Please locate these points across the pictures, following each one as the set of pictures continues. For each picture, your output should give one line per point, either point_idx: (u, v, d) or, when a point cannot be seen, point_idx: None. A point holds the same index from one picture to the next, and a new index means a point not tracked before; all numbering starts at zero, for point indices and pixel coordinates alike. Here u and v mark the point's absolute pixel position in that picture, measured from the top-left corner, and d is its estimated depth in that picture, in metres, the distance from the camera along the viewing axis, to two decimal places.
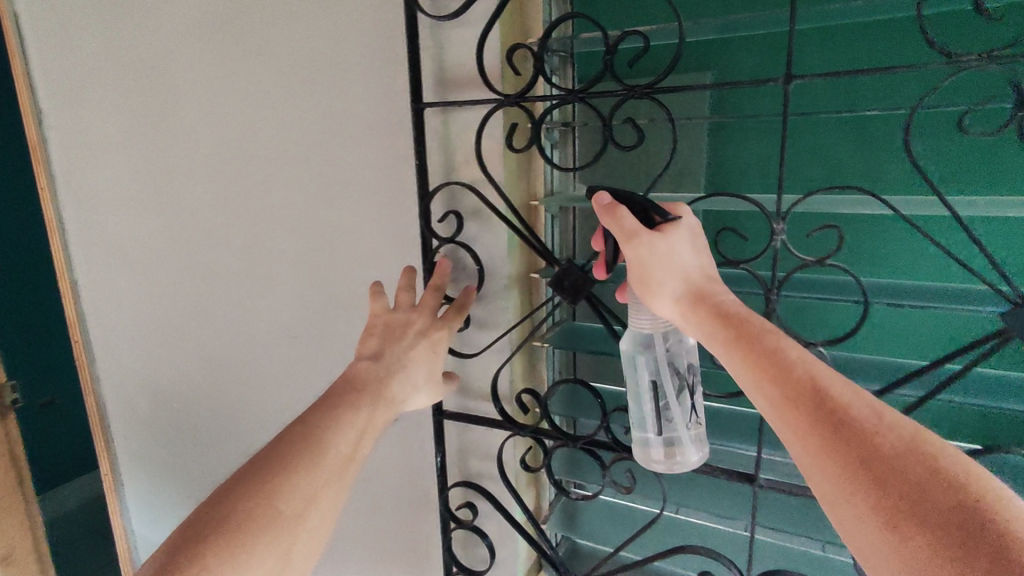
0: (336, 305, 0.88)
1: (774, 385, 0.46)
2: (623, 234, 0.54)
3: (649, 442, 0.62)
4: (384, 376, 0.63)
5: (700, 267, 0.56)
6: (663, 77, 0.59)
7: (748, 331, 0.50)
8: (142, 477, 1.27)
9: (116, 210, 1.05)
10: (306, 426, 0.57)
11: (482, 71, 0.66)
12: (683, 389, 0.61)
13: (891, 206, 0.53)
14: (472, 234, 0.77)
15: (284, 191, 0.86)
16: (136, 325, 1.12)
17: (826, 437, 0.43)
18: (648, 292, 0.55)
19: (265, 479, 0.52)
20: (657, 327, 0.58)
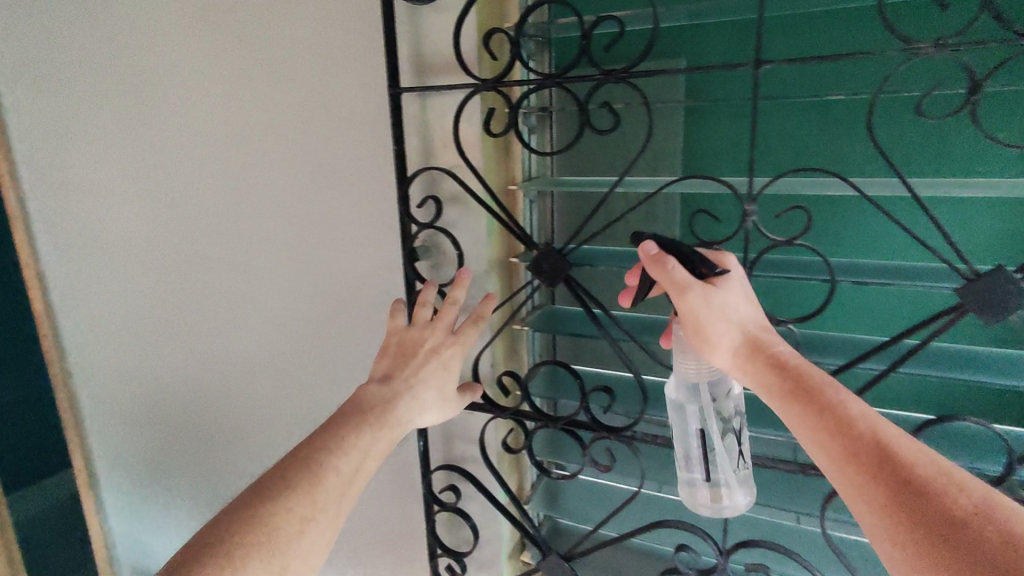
0: (317, 292, 0.89)
1: (836, 438, 0.47)
2: (672, 283, 0.55)
3: (695, 485, 0.62)
4: (394, 396, 0.64)
5: (752, 316, 0.56)
6: (638, 62, 0.59)
7: (807, 384, 0.51)
8: (131, 464, 1.28)
9: (93, 200, 1.04)
10: (307, 451, 0.58)
11: (459, 56, 0.66)
12: (730, 433, 0.61)
13: (857, 187, 0.55)
14: (452, 219, 0.78)
15: (263, 178, 0.86)
16: (119, 314, 1.12)
17: (894, 492, 0.43)
18: (702, 342, 0.55)
19: (261, 504, 0.53)
20: (702, 374, 0.58)
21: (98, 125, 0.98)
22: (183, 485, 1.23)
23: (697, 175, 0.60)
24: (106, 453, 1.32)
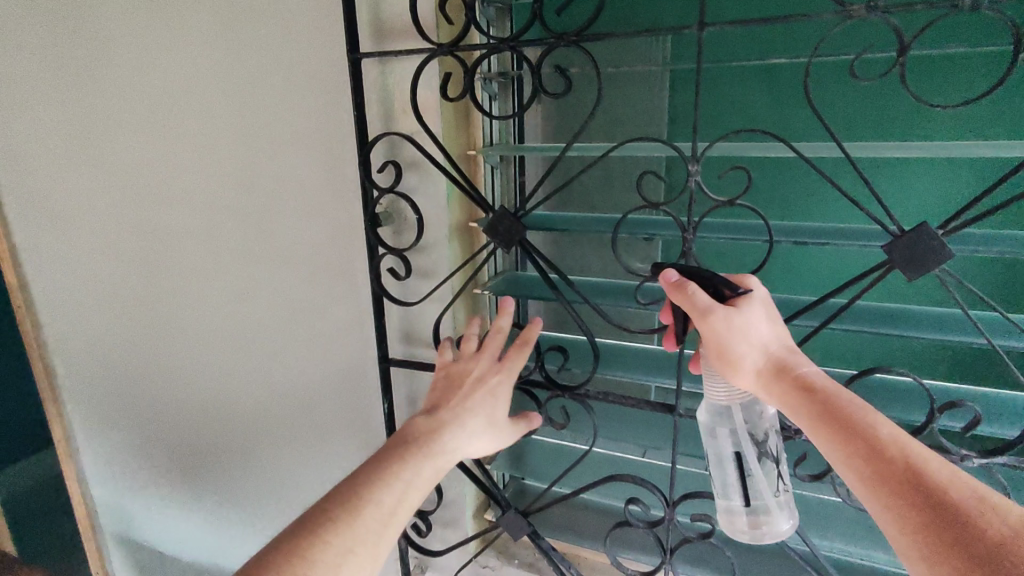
0: (281, 258, 0.90)
1: (867, 462, 0.48)
2: (695, 309, 0.56)
3: (734, 511, 0.62)
4: (439, 425, 0.63)
5: (779, 336, 0.58)
6: (587, 24, 0.60)
7: (834, 407, 0.52)
8: (106, 433, 1.31)
9: (57, 167, 1.04)
10: (349, 483, 0.56)
11: (416, 20, 0.67)
12: (766, 456, 0.61)
13: (795, 148, 0.57)
14: (413, 186, 0.79)
15: (225, 144, 0.87)
16: (89, 282, 1.13)
17: (925, 517, 0.44)
18: (727, 364, 0.57)
19: (303, 536, 0.50)
20: (734, 398, 0.60)
21: (59, 90, 0.97)
22: (157, 453, 1.26)
23: (642, 138, 0.62)
24: (82, 422, 1.33)
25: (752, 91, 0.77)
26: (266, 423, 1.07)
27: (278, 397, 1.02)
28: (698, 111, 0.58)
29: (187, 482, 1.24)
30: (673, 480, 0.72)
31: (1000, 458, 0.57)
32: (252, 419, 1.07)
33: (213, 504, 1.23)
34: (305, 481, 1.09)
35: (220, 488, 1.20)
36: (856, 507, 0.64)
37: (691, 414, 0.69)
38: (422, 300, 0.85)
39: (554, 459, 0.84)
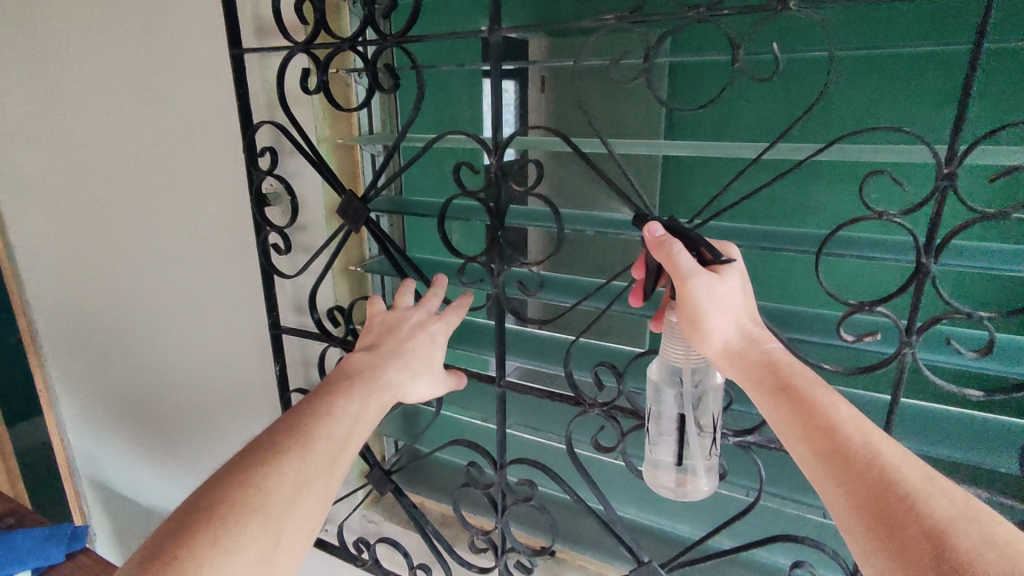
0: (195, 230, 1.01)
1: (823, 437, 0.47)
2: (676, 272, 0.53)
3: (663, 465, 0.63)
4: (379, 363, 0.63)
5: (747, 311, 0.55)
6: (406, 28, 0.65)
7: (796, 383, 0.50)
8: (75, 388, 1.45)
9: (20, 143, 1.17)
10: (298, 415, 0.56)
11: (276, 19, 0.72)
12: (705, 425, 0.61)
13: (573, 145, 0.62)
14: (294, 169, 0.88)
15: (146, 127, 0.98)
16: (54, 250, 1.27)
17: (874, 493, 0.43)
18: (698, 333, 0.54)
19: (253, 467, 0.50)
20: (688, 360, 0.57)
21: (16, 75, 1.10)
22: (111, 408, 1.39)
23: (455, 132, 0.70)
24: (54, 376, 1.48)
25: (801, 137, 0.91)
26: (193, 381, 1.18)
27: (201, 357, 1.14)
28: (494, 105, 0.65)
29: (138, 434, 1.37)
30: (503, 444, 0.79)
31: (750, 436, 0.64)
32: (183, 377, 1.20)
33: (157, 456, 1.35)
34: (228, 437, 1.20)
35: (163, 441, 1.33)
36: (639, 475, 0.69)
37: (513, 386, 0.76)
38: (310, 274, 0.95)
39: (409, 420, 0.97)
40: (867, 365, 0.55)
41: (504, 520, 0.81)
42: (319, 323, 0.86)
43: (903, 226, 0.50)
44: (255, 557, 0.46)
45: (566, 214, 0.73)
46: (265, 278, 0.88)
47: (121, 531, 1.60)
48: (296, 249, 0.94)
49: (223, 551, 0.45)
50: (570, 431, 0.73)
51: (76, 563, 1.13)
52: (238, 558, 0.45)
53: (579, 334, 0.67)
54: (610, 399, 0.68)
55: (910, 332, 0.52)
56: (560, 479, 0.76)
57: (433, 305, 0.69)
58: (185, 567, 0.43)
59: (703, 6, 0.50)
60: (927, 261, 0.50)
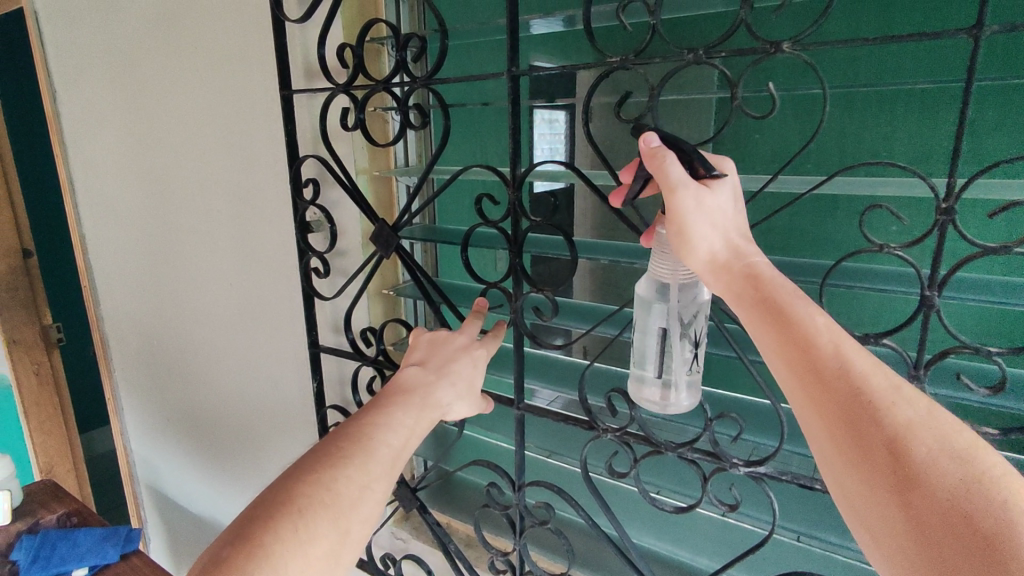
0: (247, 254, 1.10)
1: (796, 350, 0.45)
2: (665, 183, 0.51)
3: (645, 379, 0.63)
4: (429, 382, 0.64)
5: (738, 227, 0.53)
6: (432, 71, 0.70)
7: (774, 296, 0.48)
8: (135, 399, 1.58)
9: (110, 176, 1.34)
10: (359, 424, 0.57)
11: (321, 63, 0.78)
12: (689, 338, 0.60)
13: (587, 177, 0.65)
14: (336, 197, 0.96)
15: (210, 161, 1.09)
16: (128, 273, 1.41)
17: (841, 405, 0.43)
18: (683, 244, 0.52)
19: (323, 468, 0.51)
20: (676, 277, 0.57)
21: (113, 117, 1.27)
22: (166, 417, 1.50)
23: (476, 164, 0.73)
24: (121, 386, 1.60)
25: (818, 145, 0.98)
26: (240, 394, 1.26)
27: (247, 373, 1.22)
28: (512, 141, 0.69)
29: (190, 442, 1.46)
30: (522, 466, 0.79)
31: (762, 467, 0.63)
32: (230, 391, 1.28)
33: (206, 464, 1.44)
34: (267, 448, 1.26)
35: (211, 449, 1.41)
36: (651, 501, 0.68)
37: (532, 408, 0.77)
38: (347, 296, 1.01)
39: (435, 441, 1.00)
40: None
41: (522, 541, 0.81)
42: (353, 342, 0.90)
43: (904, 259, 0.50)
44: (328, 552, 0.48)
45: (580, 242, 0.77)
46: (306, 300, 0.94)
47: (172, 537, 1.69)
48: (335, 272, 1.01)
49: (302, 548, 0.46)
50: (586, 456, 0.73)
51: (129, 564, 1.20)
52: (313, 550, 0.47)
53: (593, 359, 0.69)
54: (624, 424, 0.69)
55: (918, 367, 0.51)
56: (576, 503, 0.76)
57: (473, 331, 0.70)
58: (270, 553, 0.45)
59: (701, 49, 0.55)
60: (931, 294, 0.49)
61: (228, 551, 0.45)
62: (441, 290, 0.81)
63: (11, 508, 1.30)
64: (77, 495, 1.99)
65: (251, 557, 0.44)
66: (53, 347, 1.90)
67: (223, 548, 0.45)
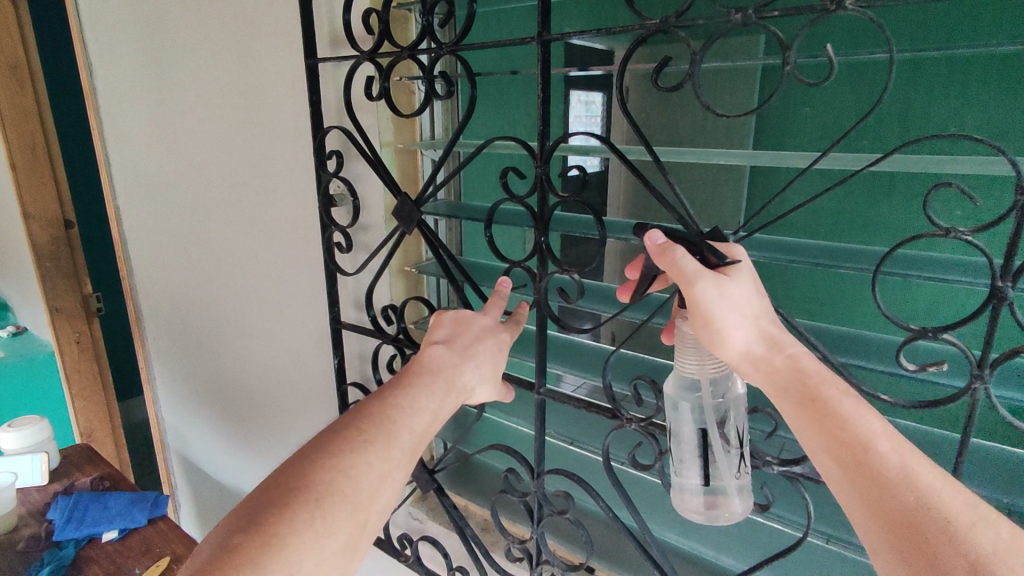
0: (272, 226, 1.10)
1: (853, 460, 0.43)
2: (682, 277, 0.51)
3: (689, 490, 0.59)
4: (457, 363, 0.61)
5: (768, 312, 0.52)
6: (458, 36, 0.66)
7: (822, 394, 0.46)
8: (166, 368, 1.61)
9: (140, 144, 1.34)
10: (383, 404, 0.54)
11: (346, 28, 0.75)
12: (732, 439, 0.57)
13: (619, 155, 0.61)
14: (360, 171, 0.94)
15: (236, 131, 1.08)
16: (158, 241, 1.42)
17: (910, 522, 0.39)
18: (713, 336, 0.51)
19: (342, 452, 0.49)
20: (704, 370, 0.54)
21: (143, 85, 1.26)
22: (193, 384, 1.53)
23: (502, 138, 0.69)
24: (153, 354, 1.63)
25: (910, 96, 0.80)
26: (263, 368, 1.27)
27: (271, 346, 1.22)
28: (541, 112, 0.65)
29: (217, 414, 1.48)
30: (541, 454, 0.76)
31: (797, 467, 0.59)
32: (254, 365, 1.29)
33: (231, 437, 1.46)
34: (291, 423, 1.26)
35: (238, 421, 1.42)
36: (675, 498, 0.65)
37: (552, 394, 0.74)
38: (369, 272, 0.99)
39: (455, 423, 0.98)
40: (932, 400, 0.49)
41: (539, 530, 0.79)
42: (374, 319, 0.89)
43: (974, 244, 0.44)
44: (346, 543, 0.46)
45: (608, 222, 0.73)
46: (329, 276, 0.92)
47: (199, 504, 1.73)
48: (357, 247, 0.99)
49: (323, 536, 0.45)
50: (608, 445, 0.70)
51: (156, 528, 1.22)
52: (330, 544, 0.45)
53: (618, 347, 0.66)
54: (650, 415, 0.65)
55: (982, 366, 0.46)
56: (596, 494, 0.73)
57: (496, 314, 0.68)
58: (285, 544, 0.43)
59: (751, 9, 0.49)
60: (1002, 285, 0.44)
61: (240, 537, 0.43)
62: (461, 270, 0.78)
63: (48, 470, 1.36)
64: (113, 457, 2.05)
65: (265, 547, 0.42)
66: (92, 315, 1.95)
67: (235, 535, 0.43)
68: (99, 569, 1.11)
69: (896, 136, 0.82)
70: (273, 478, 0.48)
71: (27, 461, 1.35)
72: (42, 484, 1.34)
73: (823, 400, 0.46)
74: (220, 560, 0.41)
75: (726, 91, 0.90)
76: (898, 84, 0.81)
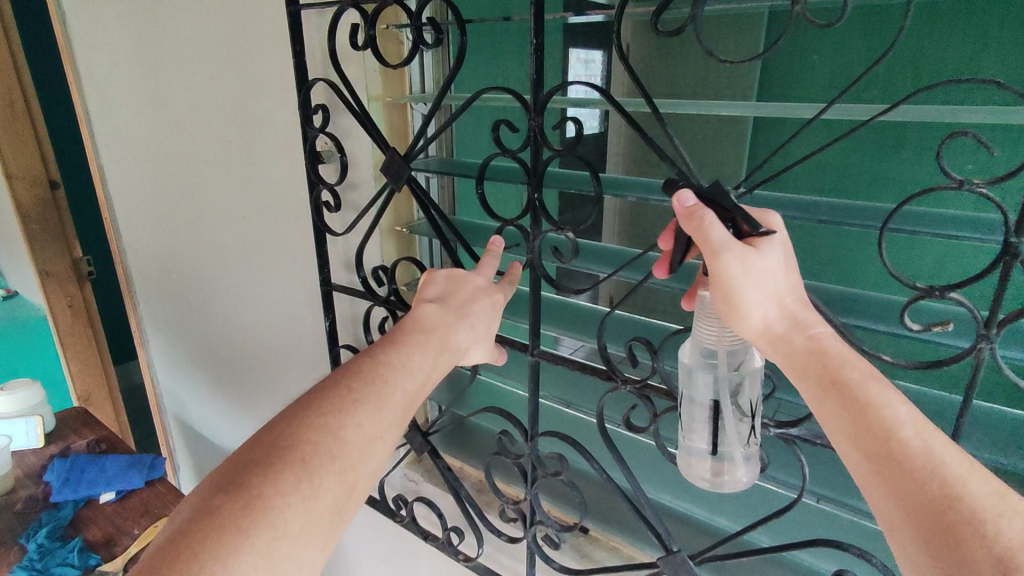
0: (261, 186, 1.06)
1: (876, 446, 0.41)
2: (707, 247, 0.47)
3: (697, 454, 0.58)
4: (451, 322, 0.59)
5: (793, 290, 0.49)
6: None
7: (845, 376, 0.44)
8: (159, 332, 1.60)
9: (121, 102, 1.30)
10: (373, 362, 0.52)
11: None
12: (745, 410, 0.55)
13: (618, 107, 0.58)
14: (349, 127, 0.90)
15: (219, 85, 1.04)
16: (145, 204, 1.39)
17: (931, 509, 0.38)
18: (732, 312, 0.48)
19: (330, 412, 0.48)
20: (722, 342, 0.52)
21: (121, 39, 1.21)
22: (187, 348, 1.51)
23: (493, 89, 0.66)
24: (146, 318, 1.61)
25: (923, 44, 0.76)
26: (256, 332, 1.25)
27: (263, 309, 1.20)
28: (535, 61, 0.61)
29: (213, 377, 1.48)
30: (535, 416, 0.75)
31: (794, 430, 0.58)
32: (246, 329, 1.28)
33: (227, 400, 1.46)
34: (286, 387, 1.25)
35: (232, 385, 1.42)
36: (671, 460, 0.64)
37: (547, 355, 0.72)
38: (360, 232, 0.97)
39: (450, 385, 0.97)
40: (935, 361, 0.47)
41: (533, 491, 0.79)
42: (365, 280, 0.86)
43: (989, 198, 0.42)
44: (332, 504, 0.45)
45: (604, 178, 0.70)
46: (318, 235, 0.90)
47: (198, 466, 1.74)
48: (346, 207, 0.96)
49: (309, 498, 0.44)
50: (603, 408, 0.68)
51: (154, 490, 1.23)
52: (318, 505, 0.44)
53: (613, 308, 0.63)
54: (646, 376, 0.64)
55: (989, 326, 0.44)
56: (591, 455, 0.73)
57: (490, 273, 0.65)
58: (269, 508, 0.42)
59: None
60: (1016, 242, 0.42)
61: (220, 500, 0.42)
62: (452, 230, 0.75)
63: (43, 433, 1.36)
64: (112, 421, 2.06)
65: (248, 510, 0.41)
66: (84, 281, 1.92)
67: (216, 496, 0.42)
68: (98, 531, 1.12)
69: (907, 82, 0.78)
70: (258, 438, 0.46)
71: (21, 424, 1.35)
72: (38, 447, 1.33)
73: (844, 383, 0.44)
74: (203, 521, 0.40)
75: (728, 38, 0.86)
76: (913, 30, 0.77)
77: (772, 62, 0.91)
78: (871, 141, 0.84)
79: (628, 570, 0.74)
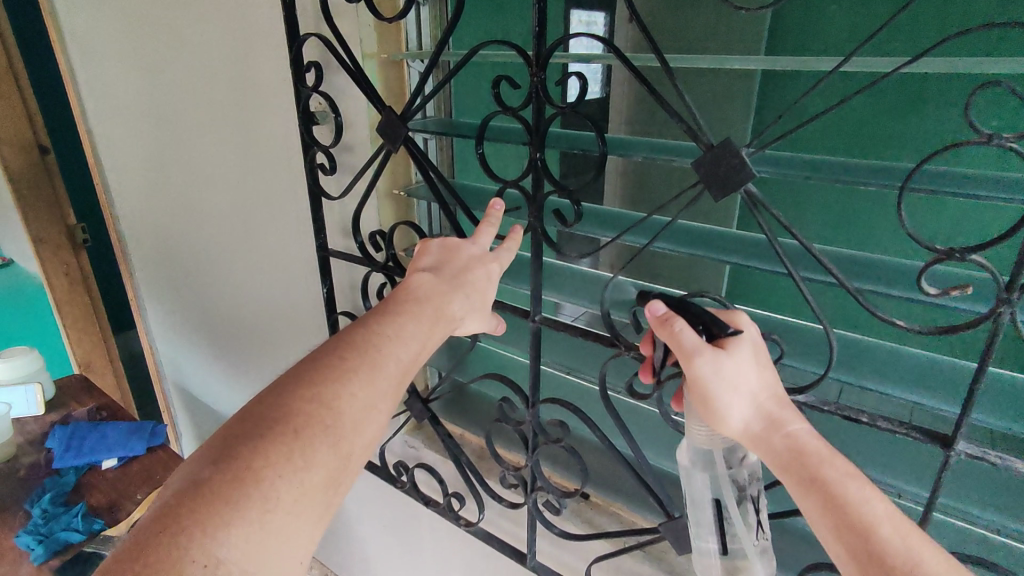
0: (253, 146, 1.03)
1: (857, 553, 0.40)
2: (681, 352, 0.49)
3: (711, 555, 0.58)
4: (446, 290, 0.57)
5: (768, 387, 0.49)
6: None
7: (825, 476, 0.43)
8: (156, 298, 1.58)
9: (107, 57, 1.24)
10: (366, 332, 0.51)
11: None
12: (747, 505, 0.55)
13: (624, 58, 0.55)
14: (343, 86, 0.87)
15: (208, 39, 0.99)
16: (136, 165, 1.35)
17: None
18: (713, 415, 0.49)
19: (324, 382, 0.46)
20: (714, 442, 0.52)
21: None
22: (184, 313, 1.50)
23: (491, 42, 0.63)
24: (142, 283, 1.59)
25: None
26: (254, 297, 1.24)
27: (260, 274, 1.19)
28: (536, 8, 0.58)
29: (212, 344, 1.46)
30: (535, 384, 0.74)
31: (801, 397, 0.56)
32: (243, 294, 1.26)
33: (227, 366, 1.46)
34: (285, 353, 1.24)
35: (232, 351, 1.41)
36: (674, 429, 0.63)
37: (548, 321, 0.71)
38: (356, 196, 0.94)
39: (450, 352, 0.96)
40: (952, 326, 0.45)
41: (534, 458, 0.78)
42: (362, 246, 0.84)
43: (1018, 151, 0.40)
44: (323, 478, 0.44)
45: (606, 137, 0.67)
46: (312, 200, 0.87)
47: (200, 431, 1.75)
48: (341, 169, 0.94)
49: (300, 474, 0.43)
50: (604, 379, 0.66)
51: (155, 457, 1.23)
52: (309, 478, 0.43)
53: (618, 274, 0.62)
54: None
55: (1010, 289, 0.43)
56: (592, 422, 0.72)
57: (487, 242, 0.62)
58: (258, 480, 0.41)
59: None
60: None
61: (210, 472, 0.41)
62: (449, 195, 0.72)
63: (43, 400, 1.35)
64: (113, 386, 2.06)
65: (235, 483, 0.40)
66: (79, 246, 1.90)
67: (204, 469, 0.41)
68: (101, 496, 1.12)
69: (933, 32, 0.75)
70: (249, 409, 0.45)
71: (20, 392, 1.32)
72: (39, 414, 1.33)
73: (824, 481, 0.43)
74: (192, 495, 0.39)
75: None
76: None
77: (786, 10, 0.86)
78: (890, 94, 0.81)
79: (629, 536, 0.73)
